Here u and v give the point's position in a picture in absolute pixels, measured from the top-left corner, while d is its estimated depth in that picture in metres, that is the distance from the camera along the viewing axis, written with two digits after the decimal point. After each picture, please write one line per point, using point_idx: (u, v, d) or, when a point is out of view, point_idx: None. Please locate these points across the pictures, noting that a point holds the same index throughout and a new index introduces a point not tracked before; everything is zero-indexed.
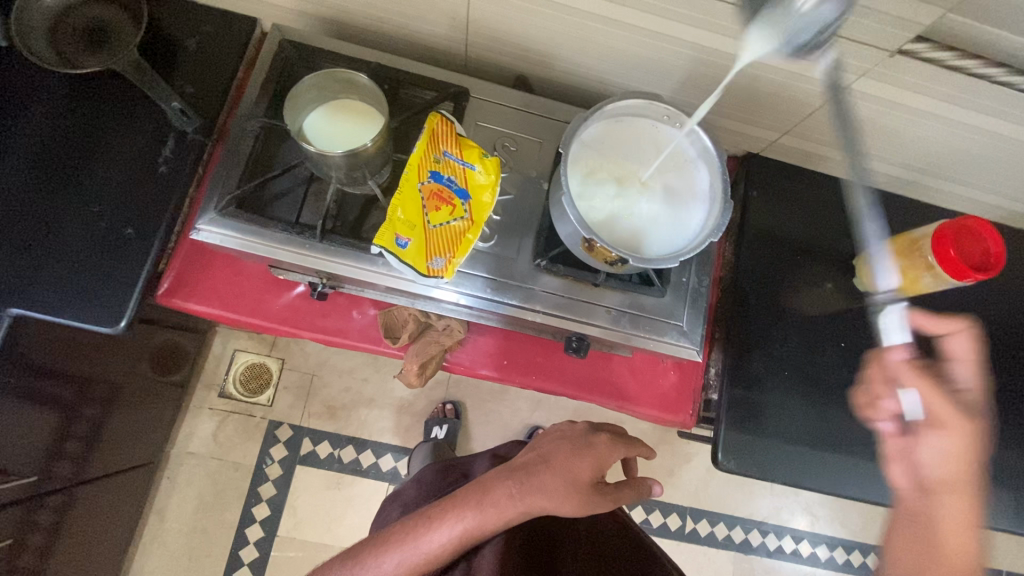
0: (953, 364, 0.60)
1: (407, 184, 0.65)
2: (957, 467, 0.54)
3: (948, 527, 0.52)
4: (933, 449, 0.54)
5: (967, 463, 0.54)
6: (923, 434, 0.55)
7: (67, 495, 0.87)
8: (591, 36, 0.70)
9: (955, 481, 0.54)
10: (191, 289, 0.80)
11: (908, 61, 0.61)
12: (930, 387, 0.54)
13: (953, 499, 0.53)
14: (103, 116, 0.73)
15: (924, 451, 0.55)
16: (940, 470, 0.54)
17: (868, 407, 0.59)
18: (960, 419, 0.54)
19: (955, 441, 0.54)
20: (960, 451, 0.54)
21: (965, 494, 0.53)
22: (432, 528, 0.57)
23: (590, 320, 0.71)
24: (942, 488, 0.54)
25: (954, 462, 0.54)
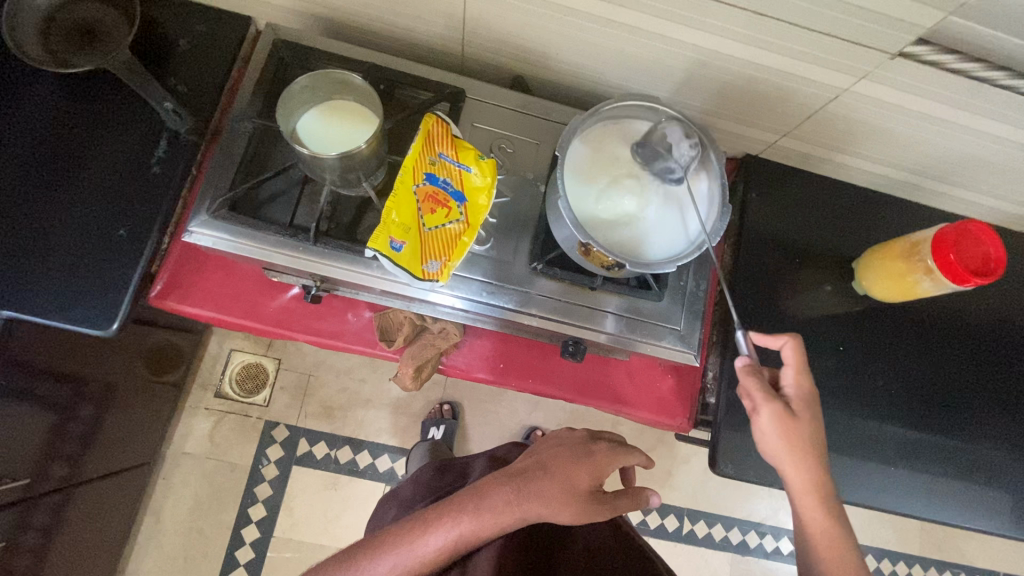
0: (785, 369, 0.63)
1: (402, 186, 0.64)
2: (782, 444, 0.59)
3: (805, 506, 0.59)
4: (765, 431, 0.60)
5: (793, 441, 0.58)
6: (757, 425, 0.61)
7: (62, 496, 0.86)
8: (589, 36, 0.70)
9: (786, 456, 0.59)
10: (184, 292, 0.79)
11: (909, 64, 0.61)
12: (753, 381, 0.59)
13: (790, 470, 0.59)
14: (95, 116, 0.72)
15: (761, 438, 0.60)
16: (773, 449, 0.59)
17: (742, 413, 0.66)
18: (771, 399, 0.59)
19: (771, 421, 0.59)
20: (780, 426, 0.59)
21: (795, 467, 0.59)
22: (427, 532, 0.56)
23: (586, 323, 0.71)
24: (782, 468, 0.60)
25: (782, 441, 0.59)
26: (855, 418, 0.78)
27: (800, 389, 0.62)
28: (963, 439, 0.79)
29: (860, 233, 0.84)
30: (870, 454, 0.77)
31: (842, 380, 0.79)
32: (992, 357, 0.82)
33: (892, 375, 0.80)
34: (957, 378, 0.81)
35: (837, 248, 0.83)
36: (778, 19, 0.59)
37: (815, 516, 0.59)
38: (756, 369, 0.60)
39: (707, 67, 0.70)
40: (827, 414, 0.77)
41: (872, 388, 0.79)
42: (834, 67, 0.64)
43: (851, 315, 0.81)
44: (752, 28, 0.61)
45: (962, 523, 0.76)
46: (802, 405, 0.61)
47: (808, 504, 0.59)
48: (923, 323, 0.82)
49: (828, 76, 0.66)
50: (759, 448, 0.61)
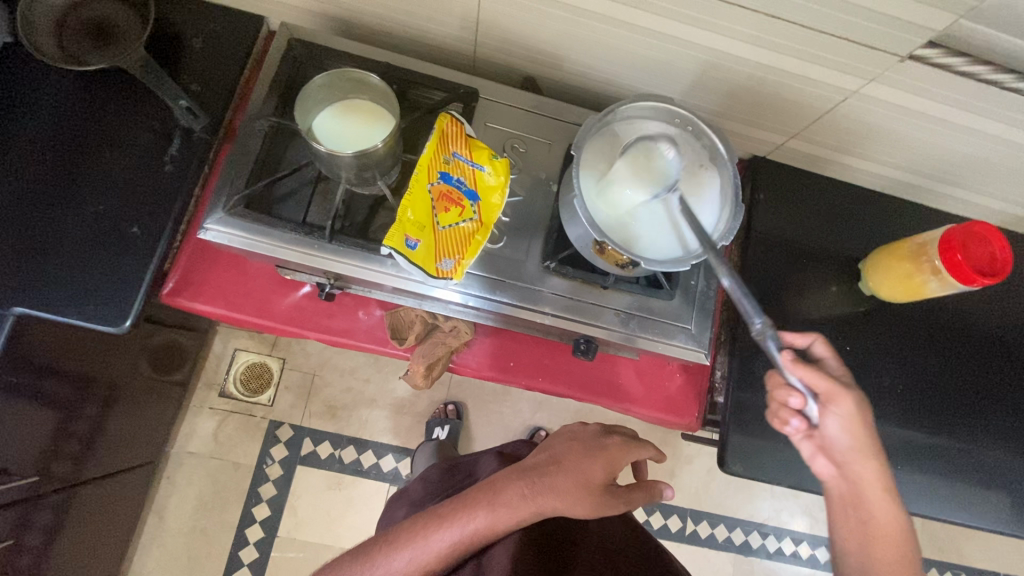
0: (826, 362, 0.66)
1: (417, 185, 0.65)
2: (858, 437, 0.60)
3: (874, 503, 0.60)
4: (840, 423, 0.60)
5: (868, 433, 0.60)
6: (825, 420, 0.61)
7: (65, 495, 0.85)
8: (602, 38, 0.70)
9: (862, 451, 0.60)
10: (196, 289, 0.79)
11: (920, 67, 0.62)
12: (814, 372, 0.60)
13: (864, 465, 0.60)
14: (108, 114, 0.72)
15: (831, 433, 0.61)
16: (849, 443, 0.60)
17: (777, 415, 0.64)
18: (843, 390, 0.60)
19: (851, 411, 0.60)
20: (859, 416, 0.60)
21: (869, 459, 0.60)
22: (441, 528, 0.56)
23: (598, 322, 0.71)
24: (853, 463, 0.61)
25: (857, 432, 0.60)
26: None
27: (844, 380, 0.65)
28: (970, 439, 0.79)
29: (867, 234, 0.85)
30: None
31: None
32: (997, 357, 0.83)
33: (899, 375, 0.80)
34: (963, 379, 0.81)
35: (844, 248, 0.84)
36: (789, 21, 0.60)
37: (886, 513, 0.60)
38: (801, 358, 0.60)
39: (717, 68, 0.71)
40: None
41: (879, 388, 0.80)
42: (843, 69, 0.65)
43: (857, 315, 0.82)
44: (764, 30, 0.62)
45: (969, 521, 0.76)
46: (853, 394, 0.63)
47: (878, 501, 0.60)
48: (929, 323, 0.83)
49: (838, 79, 0.67)
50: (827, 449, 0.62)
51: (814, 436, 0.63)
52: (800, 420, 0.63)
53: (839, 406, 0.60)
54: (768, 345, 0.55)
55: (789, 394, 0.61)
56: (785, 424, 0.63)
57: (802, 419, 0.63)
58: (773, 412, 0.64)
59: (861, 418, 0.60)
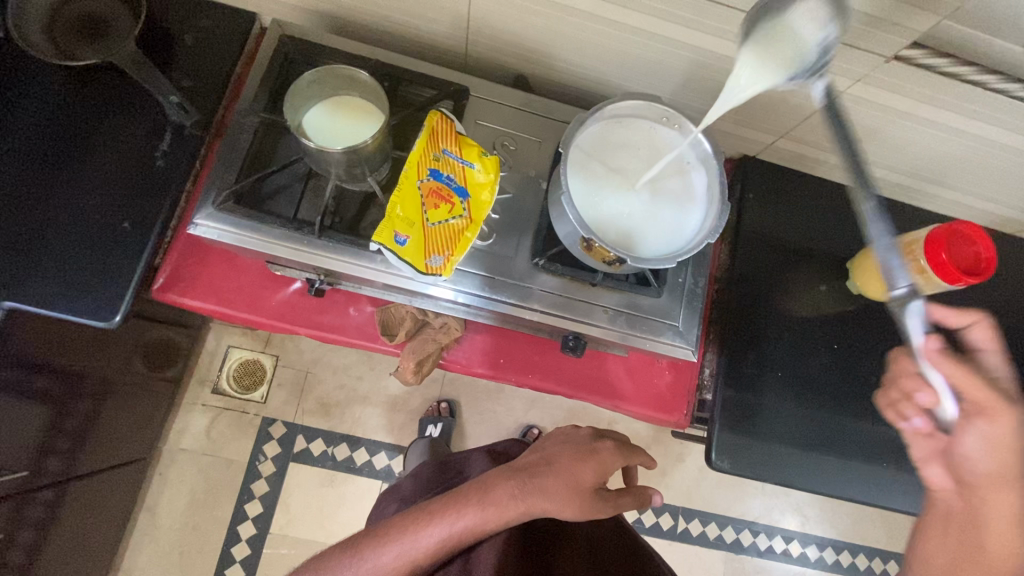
0: (986, 353, 0.63)
1: (406, 181, 0.65)
2: (996, 459, 0.56)
3: (994, 531, 0.55)
4: (980, 440, 0.56)
5: (1015, 455, 0.55)
6: (965, 433, 0.57)
7: (57, 491, 0.86)
8: (592, 37, 0.71)
9: (1003, 475, 0.56)
10: (187, 285, 0.79)
11: (904, 68, 0.62)
12: (963, 371, 0.57)
13: (996, 494, 0.56)
14: (100, 109, 0.72)
15: (966, 445, 0.57)
16: (987, 464, 0.56)
17: (895, 409, 0.61)
18: (1002, 406, 0.56)
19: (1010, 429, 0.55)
20: (1009, 441, 0.55)
21: (1010, 489, 0.56)
22: (430, 524, 0.57)
23: (588, 319, 0.72)
24: (981, 489, 0.57)
25: (1001, 454, 0.56)
26: (850, 415, 0.79)
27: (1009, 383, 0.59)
28: None
29: (857, 234, 0.86)
30: (862, 450, 0.78)
31: (837, 377, 0.80)
32: None
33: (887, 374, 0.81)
34: None
35: (832, 248, 0.85)
36: None
37: (1005, 545, 0.55)
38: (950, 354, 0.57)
39: (707, 68, 0.72)
40: (822, 410, 0.79)
41: (866, 386, 0.80)
42: (831, 69, 0.66)
43: (845, 313, 0.83)
44: None
45: None
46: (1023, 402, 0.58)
47: (1001, 530, 0.55)
48: None
49: (826, 79, 0.68)
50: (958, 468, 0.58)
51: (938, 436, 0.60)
52: (921, 420, 0.60)
53: (987, 420, 0.56)
54: (908, 319, 0.56)
55: (919, 389, 0.58)
56: (904, 418, 0.61)
57: (924, 419, 0.60)
58: (891, 403, 0.61)
59: (1013, 439, 0.55)
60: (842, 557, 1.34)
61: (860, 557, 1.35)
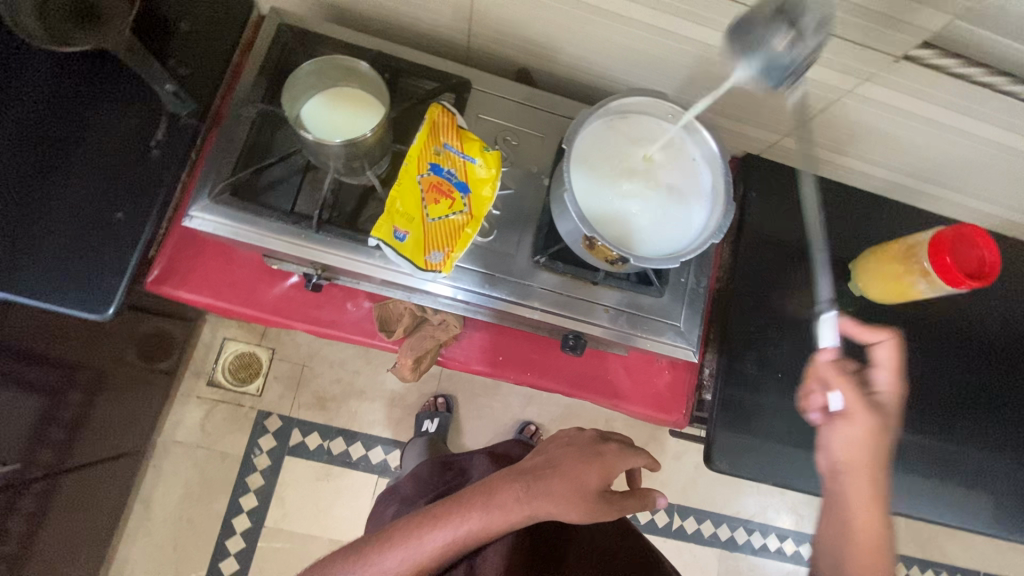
0: (876, 370, 0.64)
1: (406, 176, 0.64)
2: (862, 453, 0.60)
3: (857, 509, 0.60)
4: (845, 437, 0.61)
5: (873, 452, 0.60)
6: (835, 429, 0.62)
7: (50, 482, 0.85)
8: (597, 31, 0.70)
9: (865, 467, 0.60)
10: (183, 278, 0.78)
11: (914, 67, 0.61)
12: (847, 384, 0.60)
13: (858, 482, 0.61)
14: (93, 95, 0.71)
15: (835, 441, 0.62)
16: (851, 456, 0.61)
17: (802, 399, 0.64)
18: (867, 412, 0.60)
19: (867, 428, 0.60)
20: (869, 439, 0.60)
21: (868, 476, 0.61)
22: (436, 527, 0.56)
23: (588, 318, 0.71)
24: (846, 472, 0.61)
25: (865, 451, 0.60)
26: None
27: (892, 393, 0.63)
28: (954, 441, 0.80)
29: (860, 234, 0.85)
30: None
31: None
32: (985, 359, 0.83)
33: None
34: (951, 381, 0.82)
35: (835, 249, 0.84)
36: None
37: (867, 521, 0.60)
38: (843, 365, 0.61)
39: (713, 65, 0.71)
40: None
41: None
42: (839, 69, 0.65)
43: (847, 314, 0.82)
44: None
45: (952, 522, 0.77)
46: (892, 413, 0.62)
47: (862, 508, 0.60)
48: (918, 325, 0.83)
49: (834, 78, 0.67)
50: (832, 455, 0.62)
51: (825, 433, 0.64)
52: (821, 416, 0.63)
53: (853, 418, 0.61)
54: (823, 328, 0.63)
55: (815, 386, 0.63)
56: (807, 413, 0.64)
57: (822, 415, 0.63)
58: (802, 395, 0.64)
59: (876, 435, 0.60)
60: None
61: None
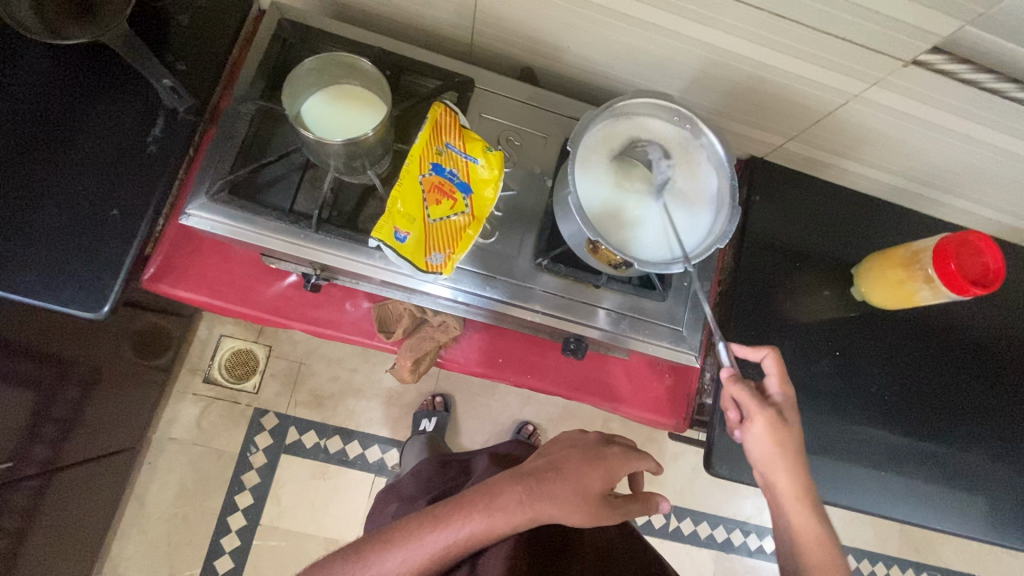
0: (768, 381, 0.65)
1: (407, 176, 0.63)
2: (774, 450, 0.61)
3: (789, 510, 0.61)
4: (757, 438, 0.61)
5: (784, 449, 0.60)
6: (748, 435, 0.62)
7: (43, 479, 0.84)
8: (603, 31, 0.69)
9: (780, 465, 0.60)
10: (179, 275, 0.77)
11: (922, 73, 0.61)
12: (742, 391, 0.61)
13: (779, 478, 0.61)
14: (89, 90, 0.70)
15: (751, 446, 0.62)
16: (763, 457, 0.61)
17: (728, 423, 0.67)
18: (761, 408, 0.61)
19: (765, 430, 0.61)
20: (775, 436, 0.60)
21: (787, 472, 0.60)
22: (437, 529, 0.55)
23: (589, 321, 0.70)
24: (770, 472, 0.62)
25: (775, 450, 0.60)
26: (850, 423, 0.78)
27: (787, 399, 0.63)
28: (953, 447, 0.80)
29: (863, 239, 0.85)
30: (863, 457, 0.77)
31: (838, 384, 0.79)
32: (985, 364, 0.83)
33: (887, 382, 0.80)
34: (953, 387, 0.82)
35: (838, 254, 0.84)
36: (796, 22, 0.59)
37: (804, 521, 0.61)
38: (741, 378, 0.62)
39: (718, 66, 0.70)
40: (824, 418, 0.77)
41: (865, 394, 0.79)
42: (847, 72, 0.64)
43: (848, 319, 0.82)
44: (766, 29, 0.61)
45: (951, 529, 0.77)
46: (790, 413, 0.63)
47: (794, 506, 0.61)
48: (920, 330, 0.83)
49: (842, 82, 0.66)
50: (752, 461, 0.63)
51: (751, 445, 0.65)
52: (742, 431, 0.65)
53: (759, 418, 0.61)
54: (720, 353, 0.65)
55: (730, 406, 0.64)
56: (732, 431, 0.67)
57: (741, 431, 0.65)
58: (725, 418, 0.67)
59: (781, 432, 0.60)
60: None
61: (850, 559, 1.35)
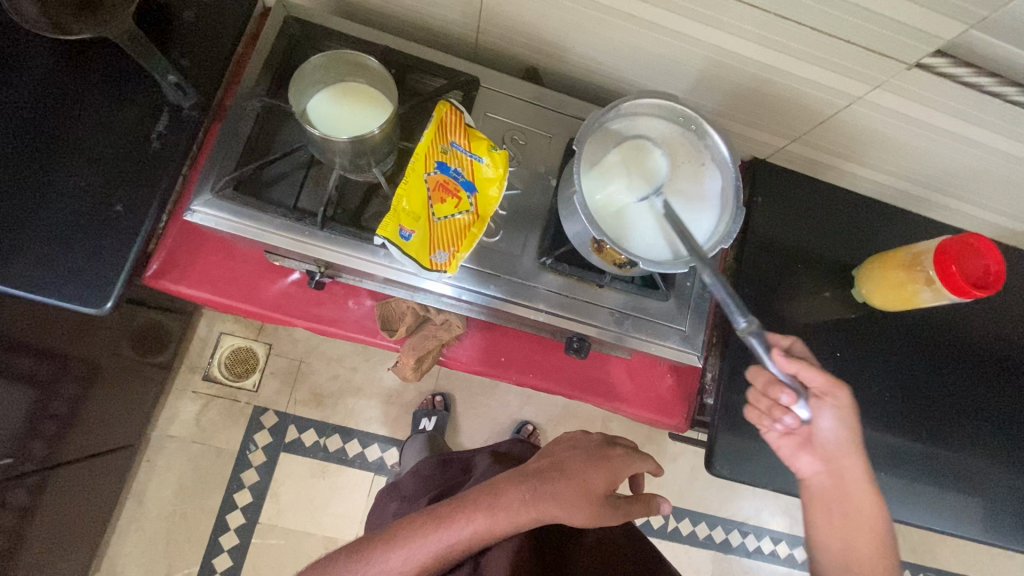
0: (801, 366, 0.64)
1: (413, 174, 0.62)
2: (847, 435, 0.60)
3: (856, 496, 0.61)
4: (831, 418, 0.60)
5: (856, 426, 0.60)
6: (820, 416, 0.60)
7: (42, 477, 0.83)
8: (609, 32, 0.69)
9: (852, 445, 0.60)
10: (181, 272, 0.77)
11: (925, 76, 0.61)
12: (810, 367, 0.59)
13: (852, 459, 0.61)
14: (94, 87, 0.69)
15: (821, 425, 0.61)
16: (838, 437, 0.60)
17: (768, 413, 0.63)
18: (838, 384, 0.60)
19: (844, 405, 0.60)
20: (851, 412, 0.60)
21: (856, 454, 0.60)
22: (440, 528, 0.55)
23: (592, 321, 0.70)
24: (842, 460, 0.61)
25: (848, 427, 0.60)
26: None
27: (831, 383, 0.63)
28: (952, 448, 0.80)
29: (864, 241, 0.85)
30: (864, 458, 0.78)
31: None
32: (985, 366, 0.84)
33: (888, 383, 0.81)
34: (952, 388, 0.82)
35: (839, 255, 0.84)
36: (800, 24, 0.59)
37: (868, 508, 0.60)
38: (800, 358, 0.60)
39: (722, 68, 0.70)
40: None
41: (866, 395, 0.80)
42: (851, 75, 0.64)
43: (849, 320, 0.82)
44: (772, 31, 0.61)
45: (949, 529, 0.78)
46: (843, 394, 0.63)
47: (863, 495, 0.61)
48: (920, 332, 0.83)
49: (846, 85, 0.66)
50: (815, 444, 0.62)
51: (803, 432, 0.63)
52: (791, 419, 0.62)
53: (834, 401, 0.60)
54: (751, 342, 0.53)
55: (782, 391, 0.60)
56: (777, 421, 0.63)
57: (793, 418, 0.62)
58: (765, 410, 0.63)
59: (854, 418, 0.60)
60: None
61: None
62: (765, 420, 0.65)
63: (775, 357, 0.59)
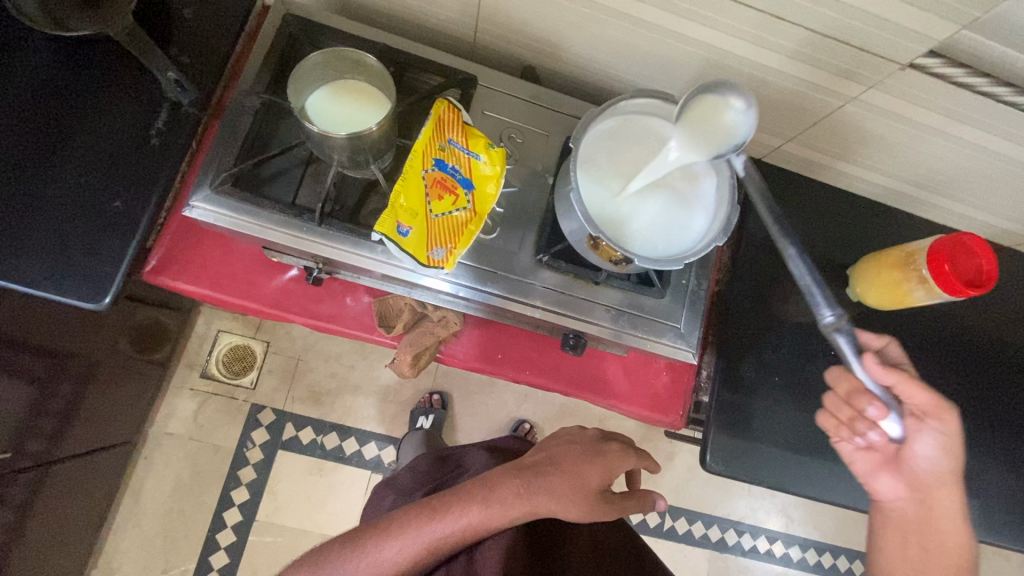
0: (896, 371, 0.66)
1: (411, 171, 0.63)
2: (946, 462, 0.60)
3: (944, 529, 0.61)
4: (930, 442, 0.60)
5: (958, 453, 0.60)
6: (919, 438, 0.61)
7: (39, 473, 0.84)
8: (606, 31, 0.69)
9: (946, 472, 0.61)
10: (179, 267, 0.77)
11: (919, 77, 0.62)
12: (912, 385, 0.60)
13: (944, 490, 0.61)
14: (93, 83, 0.69)
15: (919, 449, 0.61)
16: (934, 462, 0.61)
17: (848, 425, 0.63)
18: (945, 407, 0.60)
19: (948, 432, 0.60)
20: (953, 440, 0.60)
21: (951, 485, 0.61)
22: (435, 519, 0.56)
23: (589, 317, 0.71)
24: (932, 490, 0.61)
25: (948, 453, 0.60)
26: None
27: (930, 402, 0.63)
28: None
29: (858, 241, 0.86)
30: None
31: None
32: (977, 366, 0.84)
33: None
34: (946, 387, 0.83)
35: (834, 254, 0.85)
36: (795, 24, 0.60)
37: (954, 540, 0.60)
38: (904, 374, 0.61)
39: (717, 68, 0.71)
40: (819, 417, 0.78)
41: None
42: (846, 75, 0.65)
43: None
44: (767, 31, 0.62)
45: None
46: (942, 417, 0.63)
47: (950, 527, 0.61)
48: (914, 331, 0.84)
49: (841, 85, 0.67)
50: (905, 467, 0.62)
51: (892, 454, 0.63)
52: (875, 433, 0.62)
53: (937, 425, 0.60)
54: (839, 341, 0.57)
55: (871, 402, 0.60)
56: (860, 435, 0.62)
57: (878, 433, 0.62)
58: (847, 424, 0.63)
59: (955, 445, 0.60)
60: (823, 558, 1.35)
61: (841, 559, 1.36)
62: (843, 431, 0.64)
63: (869, 365, 0.61)
